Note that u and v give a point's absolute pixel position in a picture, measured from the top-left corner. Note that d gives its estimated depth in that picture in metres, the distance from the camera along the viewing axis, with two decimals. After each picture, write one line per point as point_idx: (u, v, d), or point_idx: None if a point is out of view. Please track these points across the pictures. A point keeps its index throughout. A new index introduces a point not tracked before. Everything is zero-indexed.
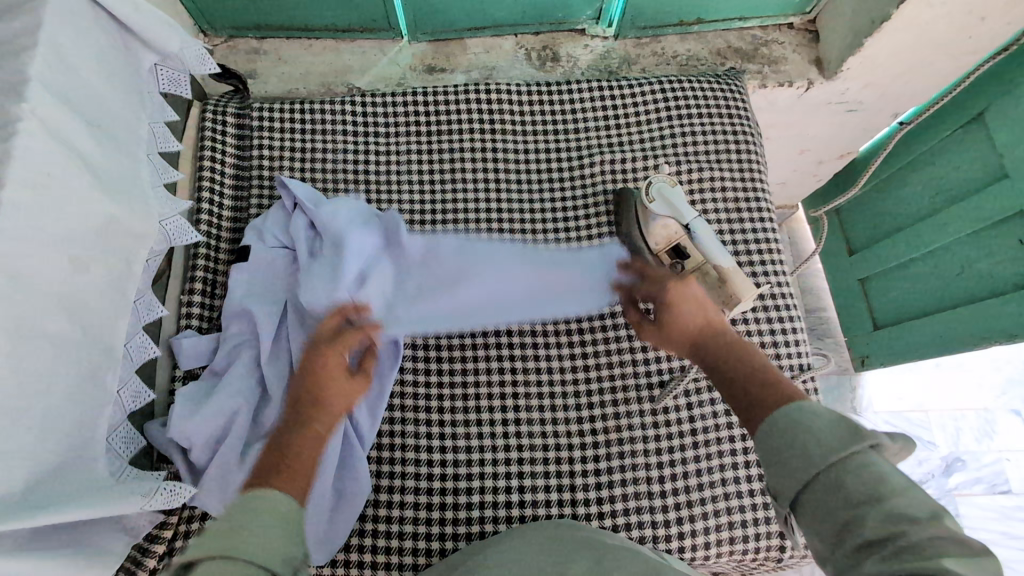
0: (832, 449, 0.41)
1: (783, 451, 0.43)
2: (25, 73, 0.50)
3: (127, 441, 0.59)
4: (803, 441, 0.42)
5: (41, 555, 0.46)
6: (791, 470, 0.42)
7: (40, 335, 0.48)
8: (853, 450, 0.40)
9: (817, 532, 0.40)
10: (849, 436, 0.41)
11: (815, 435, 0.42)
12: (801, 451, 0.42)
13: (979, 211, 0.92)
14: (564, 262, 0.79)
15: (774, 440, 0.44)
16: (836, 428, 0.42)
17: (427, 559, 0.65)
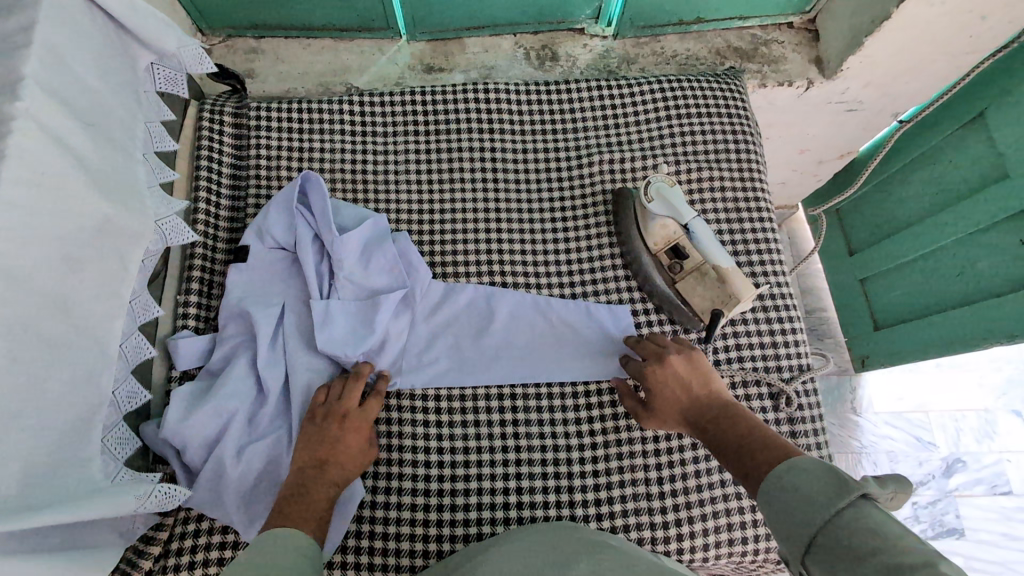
0: (825, 504, 0.41)
1: (781, 514, 0.44)
2: (19, 71, 0.50)
3: (122, 441, 0.58)
4: (799, 505, 0.43)
5: (35, 557, 0.46)
6: (794, 530, 0.42)
7: (34, 336, 0.48)
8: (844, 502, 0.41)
9: None
10: (838, 488, 0.41)
11: (809, 494, 0.43)
12: (796, 516, 0.42)
13: (980, 210, 0.92)
14: (576, 312, 0.77)
15: (777, 504, 0.45)
16: (825, 482, 0.43)
17: (424, 560, 0.65)
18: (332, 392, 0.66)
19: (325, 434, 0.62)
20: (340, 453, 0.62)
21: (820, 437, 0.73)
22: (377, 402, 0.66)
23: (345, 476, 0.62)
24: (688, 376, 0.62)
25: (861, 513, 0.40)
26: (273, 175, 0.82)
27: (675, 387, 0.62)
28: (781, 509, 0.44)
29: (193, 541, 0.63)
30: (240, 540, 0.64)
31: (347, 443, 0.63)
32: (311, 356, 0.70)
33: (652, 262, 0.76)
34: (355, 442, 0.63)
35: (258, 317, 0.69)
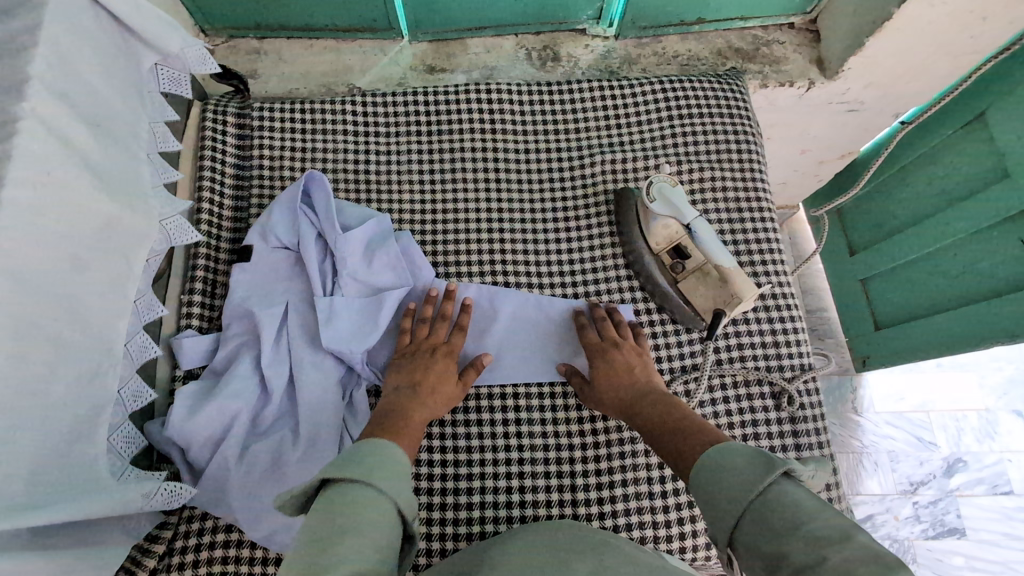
0: (748, 483, 0.43)
1: (710, 498, 0.45)
2: (25, 72, 0.50)
3: (128, 441, 0.59)
4: (724, 483, 0.45)
5: (40, 554, 0.46)
6: (722, 508, 0.44)
7: (40, 334, 0.48)
8: (768, 480, 0.42)
9: (752, 565, 0.40)
10: (761, 466, 0.44)
11: (735, 473, 0.45)
12: (726, 492, 0.44)
13: (981, 210, 0.92)
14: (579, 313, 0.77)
15: (706, 484, 0.46)
16: (749, 461, 0.45)
17: (427, 559, 0.65)
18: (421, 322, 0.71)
19: (417, 360, 0.67)
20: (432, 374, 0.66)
21: (821, 436, 0.73)
22: (460, 336, 0.70)
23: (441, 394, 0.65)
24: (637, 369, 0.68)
25: (782, 491, 0.42)
26: (275, 175, 0.82)
27: (629, 373, 0.68)
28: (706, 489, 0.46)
29: (197, 540, 0.63)
30: (244, 538, 0.64)
31: (441, 374, 0.66)
32: (315, 355, 0.70)
33: (655, 262, 0.76)
34: (447, 366, 0.67)
35: (262, 317, 0.69)
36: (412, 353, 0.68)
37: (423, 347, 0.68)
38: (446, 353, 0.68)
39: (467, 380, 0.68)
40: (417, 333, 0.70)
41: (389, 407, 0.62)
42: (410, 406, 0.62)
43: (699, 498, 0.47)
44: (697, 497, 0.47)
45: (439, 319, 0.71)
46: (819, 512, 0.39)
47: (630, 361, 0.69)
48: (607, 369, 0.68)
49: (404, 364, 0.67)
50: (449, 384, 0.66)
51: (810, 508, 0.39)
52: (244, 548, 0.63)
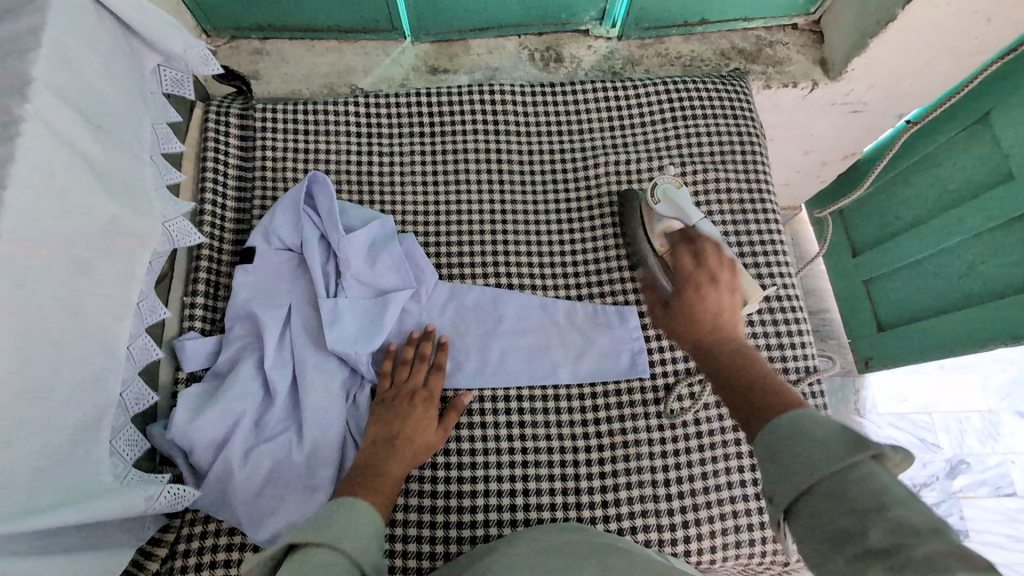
0: (829, 458, 0.39)
1: (780, 458, 0.42)
2: (27, 73, 0.50)
3: (131, 444, 0.58)
4: (807, 450, 0.41)
5: (42, 560, 0.45)
6: (791, 474, 0.41)
7: (42, 337, 0.48)
8: (851, 459, 0.39)
9: (808, 536, 0.39)
10: (849, 444, 0.39)
11: (819, 444, 0.41)
12: (801, 460, 0.41)
13: (985, 212, 0.92)
14: (583, 317, 0.77)
15: (781, 446, 0.43)
16: (844, 438, 0.40)
17: (431, 563, 0.65)
18: (401, 367, 0.69)
19: (398, 408, 0.66)
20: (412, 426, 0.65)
21: None
22: (438, 378, 0.69)
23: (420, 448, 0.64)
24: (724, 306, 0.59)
25: (869, 474, 0.38)
26: (278, 176, 0.82)
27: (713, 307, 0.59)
28: (780, 446, 0.43)
29: (200, 543, 0.63)
30: (247, 541, 0.64)
31: (421, 421, 0.65)
32: (320, 357, 0.69)
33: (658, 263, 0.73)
34: (428, 416, 0.66)
35: (265, 318, 0.69)
36: (392, 397, 0.67)
37: (403, 390, 0.67)
38: (426, 398, 0.67)
39: (446, 422, 0.67)
40: (397, 375, 0.69)
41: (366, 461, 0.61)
42: (388, 457, 0.62)
43: (766, 457, 0.43)
44: (762, 451, 0.44)
45: (418, 359, 0.70)
46: (907, 502, 0.36)
47: (718, 296, 0.59)
48: (688, 301, 0.61)
49: (381, 414, 0.66)
50: (428, 430, 0.65)
51: (897, 495, 0.36)
52: (247, 551, 0.63)
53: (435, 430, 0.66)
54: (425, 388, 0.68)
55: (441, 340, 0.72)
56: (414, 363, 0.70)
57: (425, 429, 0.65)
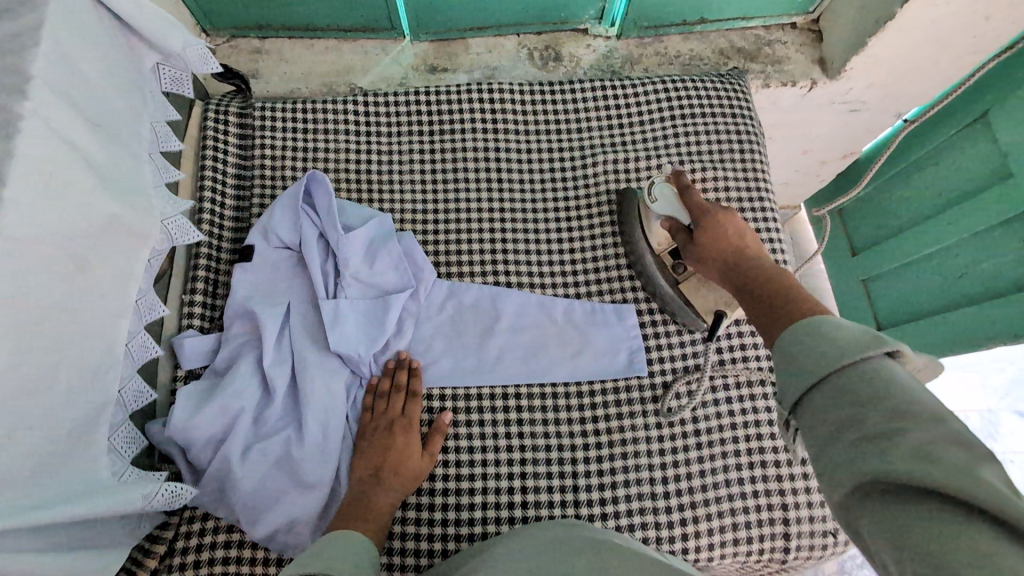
0: (839, 353, 0.40)
1: (794, 356, 0.43)
2: (27, 71, 0.50)
3: (128, 442, 0.59)
4: (820, 344, 0.42)
5: (40, 554, 0.46)
6: (801, 370, 0.42)
7: (40, 334, 0.48)
8: (862, 356, 0.39)
9: (813, 429, 0.40)
10: (863, 339, 0.40)
11: (831, 341, 0.41)
12: (814, 354, 0.42)
13: (983, 210, 0.92)
14: (580, 316, 0.77)
15: (793, 345, 0.44)
16: (854, 333, 0.41)
17: (429, 559, 0.65)
18: (378, 398, 0.69)
19: (379, 441, 0.66)
20: (395, 458, 0.65)
21: None
22: (416, 404, 0.69)
23: (406, 477, 0.65)
24: (743, 235, 0.63)
25: (878, 366, 0.39)
26: (277, 175, 0.82)
27: (732, 236, 0.63)
28: (795, 342, 0.44)
29: (199, 540, 0.63)
30: (246, 539, 0.64)
31: (403, 453, 0.65)
32: (320, 357, 0.69)
33: (657, 266, 0.74)
34: (411, 446, 0.66)
35: (263, 317, 0.69)
36: (372, 430, 0.67)
37: (382, 423, 0.67)
38: (406, 426, 0.67)
39: (433, 447, 0.68)
40: (376, 407, 0.69)
41: (353, 499, 0.63)
42: (375, 493, 0.63)
43: (780, 358, 0.44)
44: (777, 351, 0.45)
45: (395, 389, 0.70)
46: (913, 393, 0.36)
47: (737, 226, 0.64)
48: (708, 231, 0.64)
49: (364, 448, 0.66)
50: (412, 460, 0.66)
51: (903, 386, 0.37)
52: (245, 549, 0.64)
53: (419, 458, 0.66)
54: (403, 417, 0.68)
55: (413, 365, 0.71)
56: (391, 394, 0.70)
57: (409, 459, 0.65)
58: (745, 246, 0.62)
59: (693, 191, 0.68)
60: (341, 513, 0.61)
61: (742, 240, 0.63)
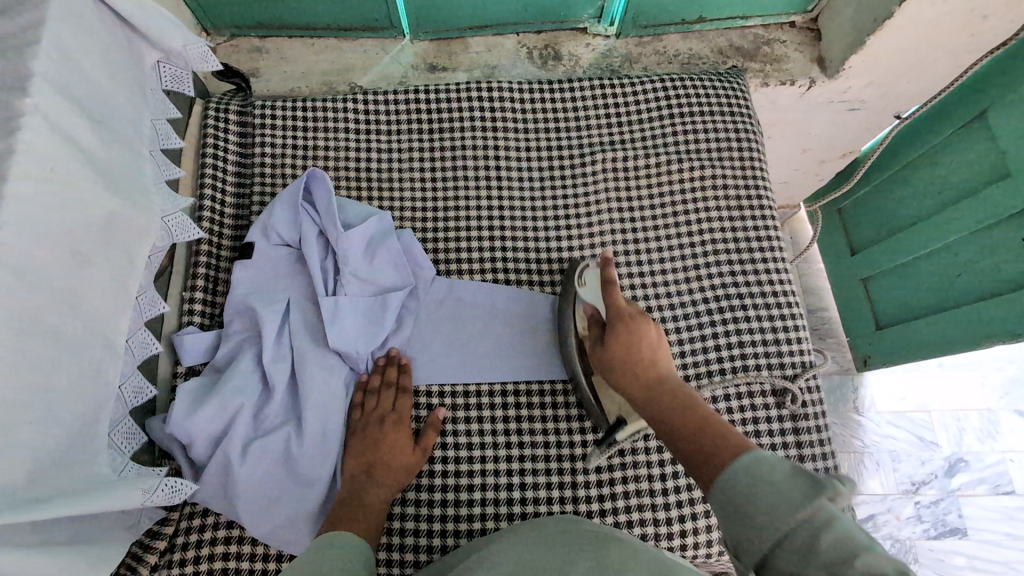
0: (792, 507, 0.39)
1: (742, 508, 0.41)
2: (29, 68, 0.50)
3: (129, 437, 0.59)
4: (767, 495, 0.41)
5: (44, 550, 0.46)
6: (756, 526, 0.40)
7: (43, 330, 0.48)
8: (814, 505, 0.38)
9: None
10: (811, 488, 0.39)
11: (779, 491, 0.40)
12: (764, 507, 0.40)
13: (981, 209, 0.92)
14: None
15: (738, 495, 0.42)
16: (799, 481, 0.40)
17: (428, 555, 0.66)
18: (370, 397, 0.70)
19: (370, 439, 0.66)
20: (386, 456, 0.65)
21: (824, 434, 0.73)
22: (406, 401, 0.69)
23: (397, 476, 0.65)
24: (656, 343, 0.61)
25: (834, 519, 0.37)
26: (278, 173, 0.82)
27: (647, 345, 0.60)
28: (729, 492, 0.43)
29: (199, 536, 0.63)
30: (246, 534, 0.64)
31: (393, 449, 0.66)
32: (319, 353, 0.70)
33: (579, 351, 0.70)
34: (400, 442, 0.66)
35: (263, 314, 0.69)
36: (363, 428, 0.67)
37: (373, 420, 0.68)
38: (395, 422, 0.67)
39: (425, 442, 0.68)
40: (366, 405, 0.69)
41: (345, 496, 0.63)
42: (368, 490, 0.63)
43: (726, 511, 0.43)
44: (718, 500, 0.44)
45: (385, 386, 0.70)
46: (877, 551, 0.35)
47: (651, 334, 0.61)
48: (623, 336, 0.61)
49: (357, 445, 0.66)
50: (403, 455, 0.66)
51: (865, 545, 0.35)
52: (246, 544, 0.64)
53: (409, 453, 0.67)
54: (396, 415, 0.68)
55: (402, 362, 0.72)
56: (381, 391, 0.70)
57: (400, 454, 0.66)
58: (656, 357, 0.59)
59: (613, 288, 0.66)
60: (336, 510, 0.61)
61: (655, 352, 0.60)
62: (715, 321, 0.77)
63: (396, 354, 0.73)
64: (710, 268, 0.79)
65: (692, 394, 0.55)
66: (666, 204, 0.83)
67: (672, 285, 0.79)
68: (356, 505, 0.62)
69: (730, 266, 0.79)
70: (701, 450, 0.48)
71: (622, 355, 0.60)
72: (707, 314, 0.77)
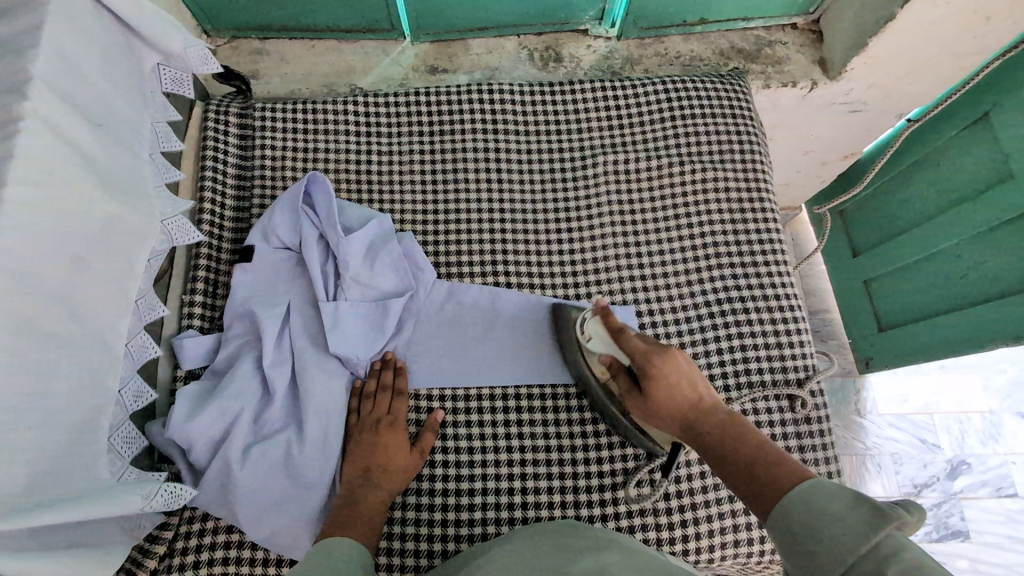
0: (856, 537, 0.39)
1: (806, 537, 0.42)
2: (27, 72, 0.50)
3: (128, 441, 0.59)
4: (832, 523, 0.41)
5: (43, 555, 0.45)
6: (822, 556, 0.40)
7: (42, 335, 0.48)
8: (880, 533, 0.39)
9: None
10: (874, 517, 0.40)
11: (843, 520, 0.41)
12: (828, 535, 0.41)
13: (986, 210, 0.91)
14: None
15: (802, 525, 0.43)
16: (861, 510, 0.41)
17: (429, 561, 0.65)
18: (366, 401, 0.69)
19: (367, 442, 0.66)
20: (383, 460, 0.65)
21: (826, 437, 0.73)
22: (401, 403, 0.69)
23: (393, 480, 0.65)
24: (691, 378, 0.58)
25: (899, 546, 0.38)
26: (278, 177, 0.82)
27: (682, 379, 0.58)
28: (794, 513, 0.44)
29: (199, 540, 0.63)
30: (246, 539, 0.64)
31: (389, 451, 0.65)
32: (319, 356, 0.69)
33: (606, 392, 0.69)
34: (397, 445, 0.66)
35: (264, 317, 0.69)
36: (358, 432, 0.67)
37: (368, 424, 0.67)
38: (391, 425, 0.67)
39: (423, 444, 0.67)
40: (361, 408, 0.69)
41: (343, 500, 0.62)
42: (364, 496, 0.62)
43: (788, 539, 0.43)
44: (779, 536, 0.44)
45: (380, 389, 0.70)
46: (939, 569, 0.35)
47: (682, 364, 0.59)
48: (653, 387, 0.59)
49: (354, 450, 0.66)
50: (400, 457, 0.66)
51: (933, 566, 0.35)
52: (245, 549, 0.64)
53: (406, 456, 0.66)
54: (393, 420, 0.67)
55: (399, 364, 0.71)
56: (377, 394, 0.70)
57: (397, 457, 0.65)
58: (698, 394, 0.57)
59: (626, 335, 0.63)
60: (335, 515, 0.61)
61: (694, 387, 0.58)
62: (717, 323, 0.76)
63: (392, 356, 0.72)
64: (712, 271, 0.79)
65: (740, 424, 0.54)
66: (669, 206, 0.82)
67: (674, 287, 0.78)
68: (353, 506, 0.61)
69: (732, 269, 0.79)
70: (753, 482, 0.48)
71: (661, 400, 0.58)
72: (708, 316, 0.77)
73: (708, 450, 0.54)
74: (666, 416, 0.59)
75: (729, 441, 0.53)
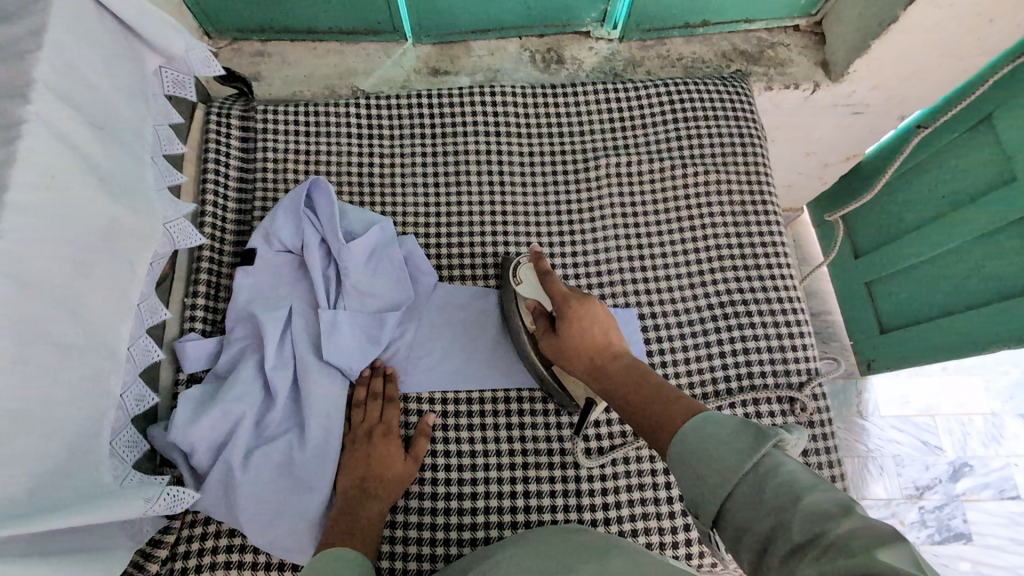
0: (737, 459, 0.41)
1: (693, 467, 0.43)
2: (29, 76, 0.50)
3: (130, 445, 0.59)
4: (713, 448, 0.43)
5: (46, 560, 0.45)
6: (708, 483, 0.42)
7: (45, 338, 0.48)
8: (759, 453, 0.41)
9: (738, 542, 0.39)
10: (753, 439, 0.42)
11: (723, 443, 0.42)
12: (710, 460, 0.42)
13: (987, 213, 0.91)
14: None
15: (688, 453, 0.44)
16: (738, 431, 0.43)
17: (432, 565, 0.65)
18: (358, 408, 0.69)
19: (362, 451, 0.66)
20: (380, 468, 0.65)
21: (830, 441, 0.73)
22: (393, 410, 0.69)
23: (389, 489, 0.65)
24: (606, 324, 0.60)
25: (776, 463, 0.40)
26: (280, 179, 0.82)
27: (594, 326, 0.59)
28: (685, 444, 0.45)
29: (201, 545, 0.63)
30: (248, 544, 0.64)
31: (386, 459, 0.65)
32: (318, 362, 0.69)
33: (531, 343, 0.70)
34: (393, 453, 0.66)
35: (266, 321, 0.68)
36: (352, 441, 0.67)
37: (361, 432, 0.67)
38: (384, 433, 0.67)
39: (416, 450, 0.67)
40: (353, 417, 0.69)
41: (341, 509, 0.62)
42: (364, 505, 0.63)
43: (678, 469, 0.44)
44: (671, 456, 0.46)
45: (371, 397, 0.69)
46: (811, 487, 0.37)
47: (597, 313, 0.60)
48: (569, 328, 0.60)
49: (350, 458, 0.66)
50: (396, 465, 0.66)
51: (804, 485, 0.37)
52: (247, 552, 0.63)
53: (403, 464, 0.66)
54: (384, 427, 0.67)
55: (388, 371, 0.71)
56: (368, 402, 0.70)
57: (391, 465, 0.65)
58: (609, 339, 0.59)
59: (552, 279, 0.64)
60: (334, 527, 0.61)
61: (607, 334, 0.59)
62: (719, 326, 0.76)
63: (382, 365, 0.72)
64: (714, 273, 0.79)
65: (643, 368, 0.55)
66: (670, 208, 0.82)
67: (676, 289, 0.78)
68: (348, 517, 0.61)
69: (735, 270, 0.79)
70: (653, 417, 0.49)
71: (571, 342, 0.60)
72: (710, 319, 0.77)
73: (612, 391, 0.55)
74: (575, 359, 0.60)
75: (631, 382, 0.54)
